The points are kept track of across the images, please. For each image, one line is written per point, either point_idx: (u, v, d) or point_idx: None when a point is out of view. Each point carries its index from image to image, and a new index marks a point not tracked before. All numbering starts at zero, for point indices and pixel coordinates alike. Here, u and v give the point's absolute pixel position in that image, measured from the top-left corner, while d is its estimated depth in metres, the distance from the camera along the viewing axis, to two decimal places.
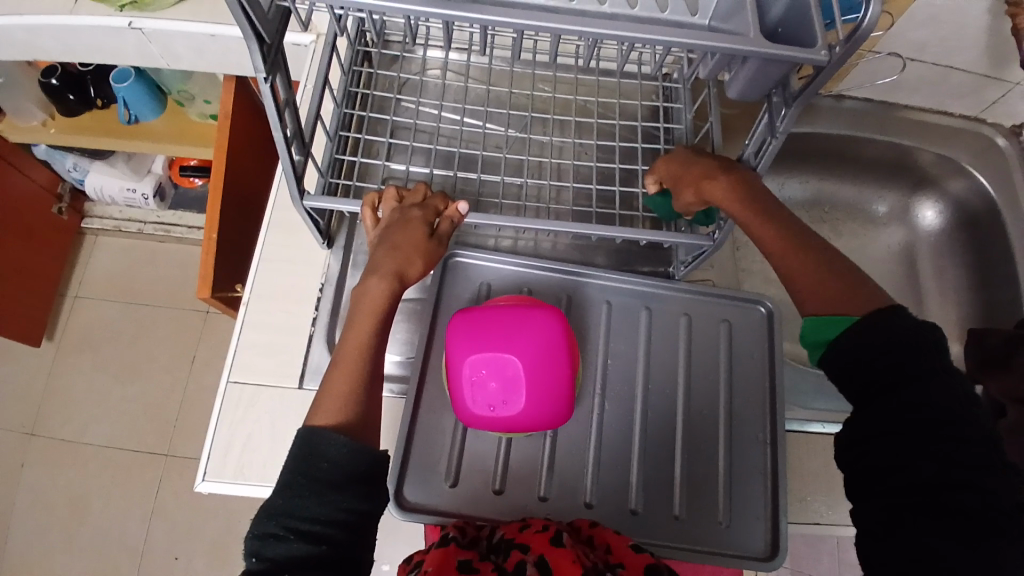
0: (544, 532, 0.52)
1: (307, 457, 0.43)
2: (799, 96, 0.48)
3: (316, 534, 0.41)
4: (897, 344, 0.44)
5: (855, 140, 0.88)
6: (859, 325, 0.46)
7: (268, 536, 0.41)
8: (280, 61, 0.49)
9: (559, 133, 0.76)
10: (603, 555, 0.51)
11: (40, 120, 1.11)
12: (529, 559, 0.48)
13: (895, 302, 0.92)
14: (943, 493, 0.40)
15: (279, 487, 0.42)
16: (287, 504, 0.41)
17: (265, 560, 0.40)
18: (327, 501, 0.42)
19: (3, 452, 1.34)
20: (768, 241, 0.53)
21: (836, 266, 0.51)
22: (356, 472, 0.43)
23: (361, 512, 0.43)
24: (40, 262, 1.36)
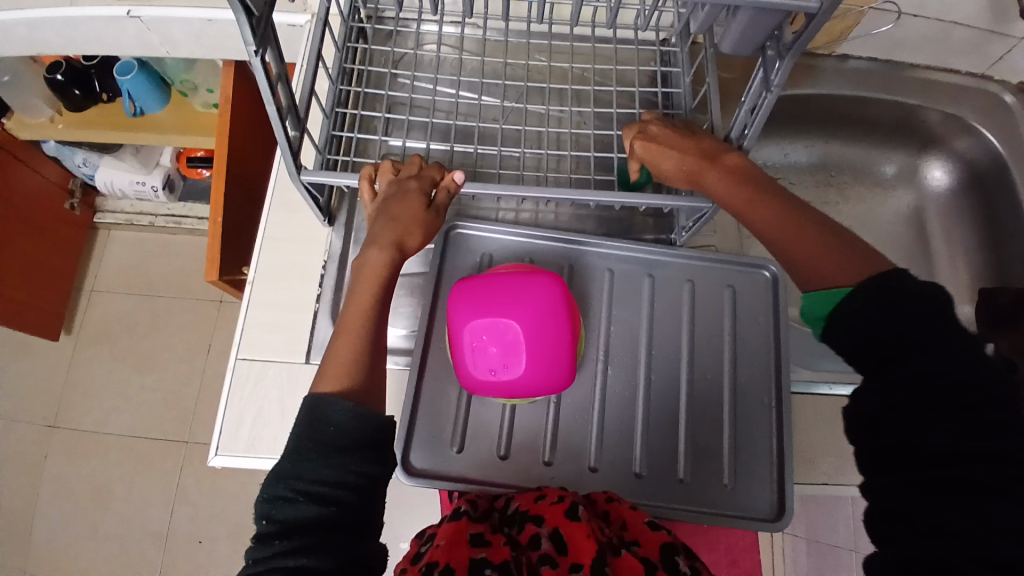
0: (560, 504, 0.52)
1: (313, 423, 0.44)
2: (793, 47, 0.47)
3: (323, 496, 0.41)
4: (902, 310, 0.42)
5: (860, 100, 0.86)
6: (857, 294, 0.44)
7: (279, 499, 0.41)
8: (271, 35, 0.49)
9: (557, 103, 0.76)
10: (619, 533, 0.51)
11: (48, 116, 1.12)
12: (543, 533, 0.49)
13: (905, 264, 0.91)
14: (959, 465, 0.38)
15: (286, 452, 0.43)
16: (295, 468, 0.42)
17: (276, 522, 0.41)
18: (333, 464, 0.42)
19: (29, 444, 1.38)
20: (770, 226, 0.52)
21: (841, 246, 0.49)
22: (361, 438, 0.44)
23: (368, 475, 0.43)
24: (54, 258, 1.39)
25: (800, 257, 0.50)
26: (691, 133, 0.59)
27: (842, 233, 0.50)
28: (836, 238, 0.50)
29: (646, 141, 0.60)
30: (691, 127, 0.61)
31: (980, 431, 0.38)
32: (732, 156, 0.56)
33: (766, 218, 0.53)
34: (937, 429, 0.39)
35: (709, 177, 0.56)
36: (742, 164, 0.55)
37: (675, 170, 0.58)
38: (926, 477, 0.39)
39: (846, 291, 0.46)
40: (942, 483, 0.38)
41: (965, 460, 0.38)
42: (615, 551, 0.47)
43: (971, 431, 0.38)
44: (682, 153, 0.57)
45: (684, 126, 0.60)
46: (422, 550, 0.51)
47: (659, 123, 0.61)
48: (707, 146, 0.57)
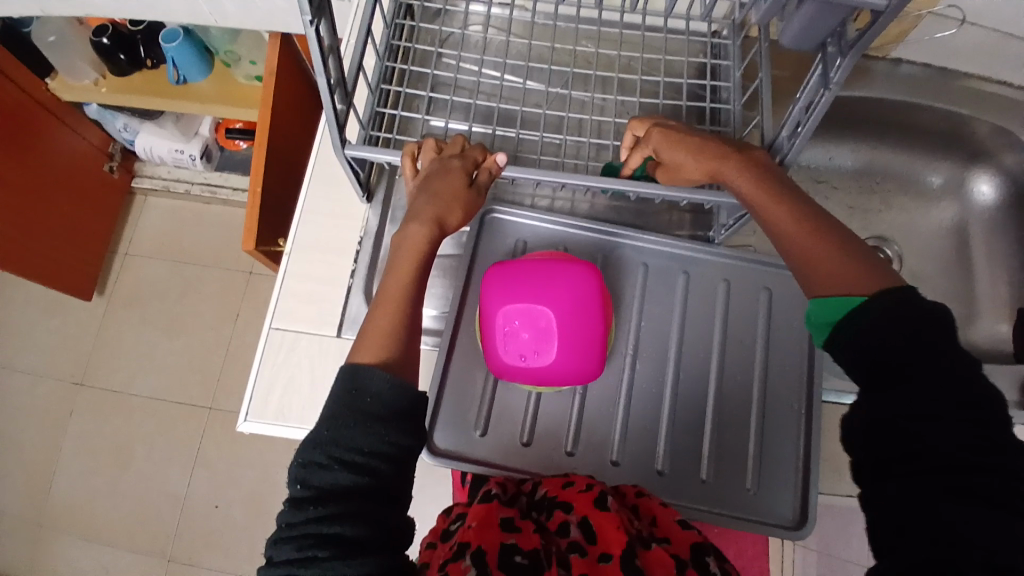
0: (589, 492, 0.52)
1: (350, 392, 0.44)
2: (856, 45, 0.46)
3: (359, 464, 0.42)
4: (907, 320, 0.41)
5: (913, 107, 0.83)
6: (869, 304, 0.43)
7: (314, 465, 0.41)
8: (326, 7, 0.49)
9: (601, 91, 0.75)
10: (648, 527, 0.51)
11: (92, 79, 1.14)
12: (572, 520, 0.49)
13: (945, 279, 0.88)
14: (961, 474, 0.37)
15: (324, 419, 0.43)
16: (332, 435, 0.42)
17: (311, 487, 0.41)
18: (371, 434, 0.42)
19: (55, 399, 1.42)
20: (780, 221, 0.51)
21: (851, 249, 0.48)
22: (399, 408, 0.44)
23: (403, 447, 0.44)
24: (90, 219, 1.42)
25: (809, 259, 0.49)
26: (709, 132, 0.59)
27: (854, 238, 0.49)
28: (845, 245, 0.49)
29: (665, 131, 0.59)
30: (705, 128, 0.61)
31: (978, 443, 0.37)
32: (752, 154, 0.56)
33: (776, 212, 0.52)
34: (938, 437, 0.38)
35: (729, 172, 0.55)
36: (761, 163, 0.55)
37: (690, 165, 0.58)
38: (931, 482, 0.37)
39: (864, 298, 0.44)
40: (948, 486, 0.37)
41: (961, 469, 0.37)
42: (643, 544, 0.48)
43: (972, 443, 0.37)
44: (701, 146, 0.57)
45: (699, 126, 0.61)
46: (451, 527, 0.51)
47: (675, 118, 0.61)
48: (727, 144, 0.57)
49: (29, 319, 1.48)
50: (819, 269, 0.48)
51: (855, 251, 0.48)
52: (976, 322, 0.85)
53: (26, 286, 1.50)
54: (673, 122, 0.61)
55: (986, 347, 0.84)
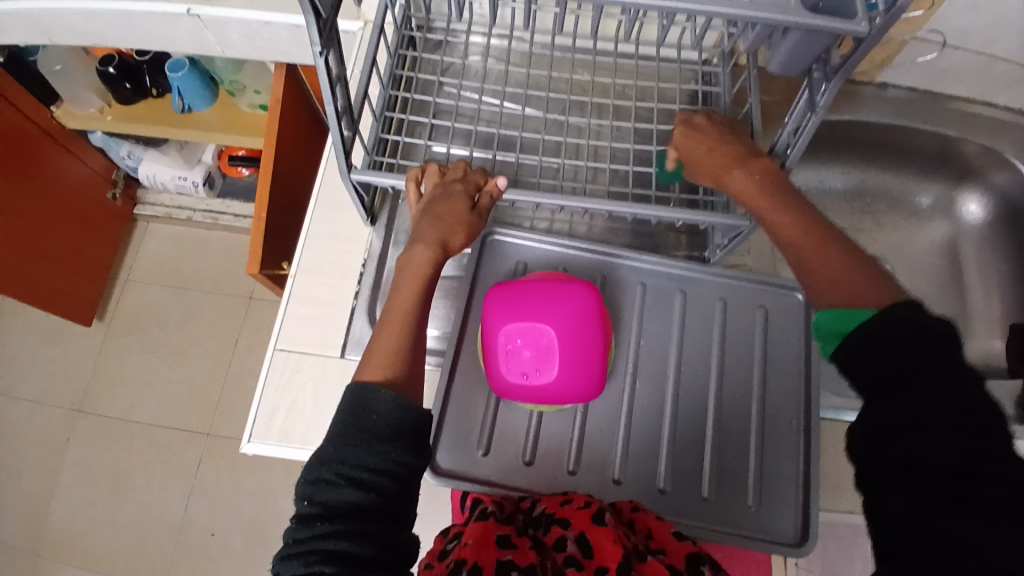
0: (586, 509, 0.53)
1: (355, 411, 0.45)
2: (839, 70, 0.48)
3: (364, 481, 0.42)
4: (911, 334, 0.41)
5: (900, 130, 0.86)
6: (876, 317, 0.43)
7: (321, 482, 0.42)
8: (334, 38, 0.51)
9: (598, 117, 0.77)
10: (645, 541, 0.52)
11: (97, 107, 1.16)
12: (570, 535, 0.50)
13: (938, 297, 0.90)
14: (963, 481, 0.36)
15: (330, 437, 0.44)
16: (338, 452, 0.43)
17: (317, 504, 0.42)
18: (376, 452, 0.43)
19: (54, 426, 1.41)
20: (792, 239, 0.53)
21: (860, 268, 0.49)
22: (403, 427, 0.45)
23: (407, 465, 0.44)
24: (93, 245, 1.43)
25: (821, 278, 0.50)
26: (735, 135, 0.60)
27: (867, 257, 0.50)
28: (858, 265, 0.49)
29: (689, 130, 0.62)
30: (738, 132, 0.62)
31: (985, 453, 0.37)
32: (766, 162, 0.57)
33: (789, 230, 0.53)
34: (938, 445, 0.38)
35: (739, 176, 0.57)
36: (771, 172, 0.56)
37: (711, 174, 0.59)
38: (934, 492, 0.37)
39: (871, 313, 0.44)
40: (951, 495, 0.36)
41: (963, 478, 0.36)
42: (640, 556, 0.48)
43: (978, 453, 0.37)
44: (718, 149, 0.59)
45: (731, 129, 0.62)
46: (448, 546, 0.52)
47: (707, 117, 0.63)
48: (744, 149, 0.58)
49: (29, 346, 1.48)
50: (831, 281, 0.49)
51: (868, 269, 0.48)
52: (969, 338, 0.87)
53: (27, 313, 1.50)
54: (703, 120, 0.63)
55: (980, 364, 0.85)
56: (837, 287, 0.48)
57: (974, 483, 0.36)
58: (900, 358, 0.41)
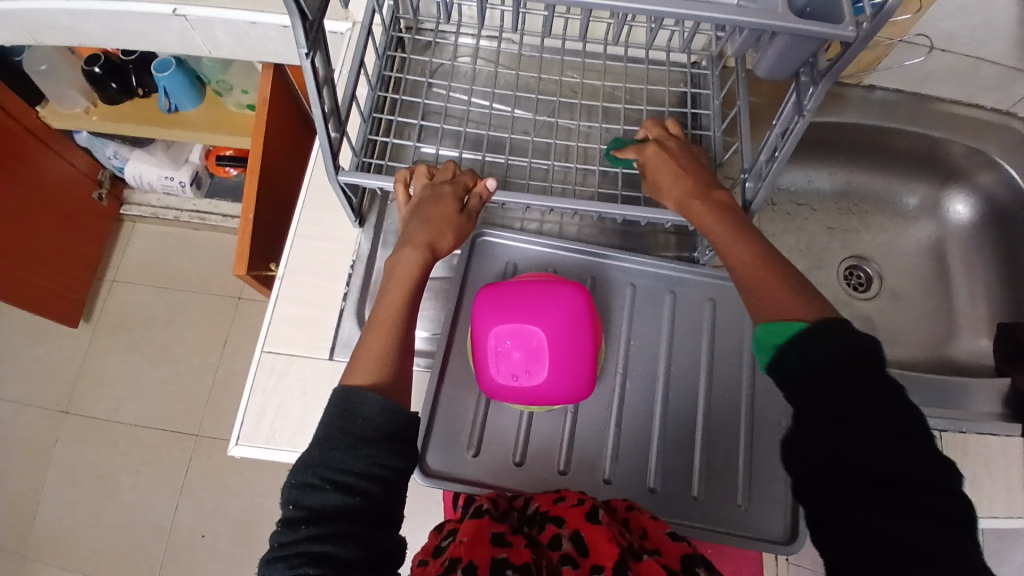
0: (580, 506, 0.53)
1: (342, 414, 0.45)
2: (826, 74, 0.48)
3: (350, 485, 0.42)
4: (842, 348, 0.43)
5: (885, 131, 0.87)
6: (808, 331, 0.44)
7: (306, 486, 0.42)
8: (321, 39, 0.51)
9: (587, 118, 0.78)
10: (639, 540, 0.52)
11: (83, 107, 1.15)
12: (565, 533, 0.50)
13: (923, 296, 0.91)
14: (908, 491, 0.38)
15: (317, 440, 0.44)
16: (324, 457, 0.42)
17: (303, 508, 0.42)
18: (361, 455, 0.43)
19: (39, 428, 1.39)
20: (738, 257, 0.53)
21: (794, 284, 0.49)
22: (390, 430, 0.44)
23: (394, 469, 0.44)
24: (78, 245, 1.41)
25: (759, 294, 0.50)
26: (699, 165, 0.62)
27: (801, 275, 0.51)
28: (793, 282, 0.50)
29: (659, 150, 0.63)
30: (703, 162, 0.63)
31: (922, 461, 0.38)
32: (721, 194, 0.59)
33: (736, 248, 0.54)
34: (882, 459, 0.39)
35: (695, 201, 0.58)
36: (726, 203, 0.57)
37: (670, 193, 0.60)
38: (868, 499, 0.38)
39: (801, 325, 0.45)
40: (899, 506, 0.37)
41: (910, 489, 0.38)
42: (635, 556, 0.48)
43: (915, 462, 0.38)
44: (681, 172, 0.60)
45: (698, 157, 0.63)
46: (441, 544, 0.52)
47: (678, 142, 0.64)
48: (705, 179, 0.60)
49: (12, 347, 1.46)
50: (765, 298, 0.49)
51: (803, 289, 0.49)
52: (954, 337, 0.88)
53: (10, 315, 1.48)
54: (674, 144, 0.64)
55: (965, 362, 0.86)
56: (770, 300, 0.49)
57: (918, 493, 0.37)
58: (837, 377, 0.42)
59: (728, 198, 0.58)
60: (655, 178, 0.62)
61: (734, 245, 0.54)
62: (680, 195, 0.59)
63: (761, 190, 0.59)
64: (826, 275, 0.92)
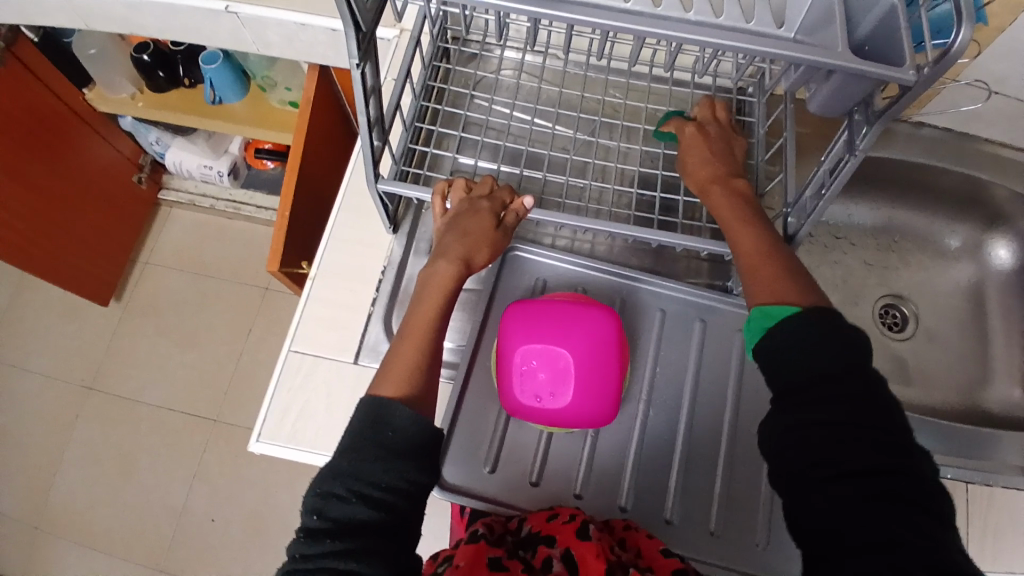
0: (571, 523, 0.56)
1: (372, 425, 0.45)
2: (882, 115, 0.47)
3: (377, 500, 0.42)
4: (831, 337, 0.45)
5: (931, 170, 0.85)
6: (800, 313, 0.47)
7: (333, 496, 0.42)
8: (372, 50, 0.52)
9: (627, 139, 0.77)
10: (633, 558, 0.55)
11: (130, 93, 1.18)
12: (556, 554, 0.53)
13: (959, 341, 0.88)
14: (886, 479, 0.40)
15: (344, 450, 0.44)
16: (353, 468, 0.43)
17: (327, 519, 0.41)
18: (391, 470, 0.43)
19: (64, 402, 1.43)
20: (744, 242, 0.55)
21: (792, 272, 0.52)
22: (419, 444, 0.45)
23: (419, 485, 0.45)
24: (116, 227, 1.45)
25: (758, 277, 0.52)
26: (731, 153, 0.63)
27: (800, 265, 0.52)
28: (792, 272, 0.52)
29: (697, 132, 0.65)
30: (737, 151, 0.64)
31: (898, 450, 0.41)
32: (743, 183, 0.60)
33: (744, 234, 0.56)
34: (860, 447, 0.41)
35: (715, 184, 0.60)
36: (744, 192, 0.59)
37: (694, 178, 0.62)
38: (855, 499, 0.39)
39: (796, 311, 0.47)
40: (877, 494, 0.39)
41: (886, 479, 0.40)
42: (623, 568, 0.52)
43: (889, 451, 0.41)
44: (711, 157, 0.62)
45: (733, 145, 0.64)
46: (439, 570, 0.55)
47: (718, 127, 0.66)
48: (730, 167, 0.62)
49: (44, 322, 1.50)
50: (763, 279, 0.52)
51: (797, 276, 0.51)
52: (989, 385, 0.85)
53: (45, 291, 1.52)
54: (713, 129, 0.65)
55: (999, 413, 0.83)
56: (768, 283, 0.51)
57: (894, 479, 0.40)
58: (823, 366, 0.44)
59: (746, 188, 0.60)
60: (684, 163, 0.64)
61: (742, 230, 0.56)
62: (702, 179, 0.61)
63: (803, 226, 0.58)
64: (860, 312, 0.90)
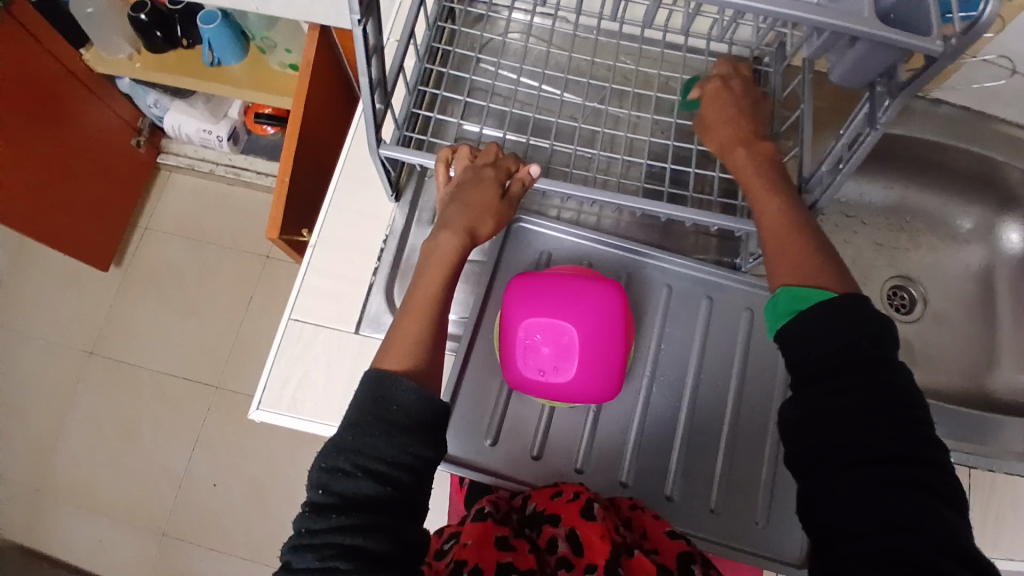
0: (575, 501, 0.56)
1: (375, 399, 0.44)
2: (905, 88, 0.45)
3: (382, 474, 0.41)
4: (861, 326, 0.45)
5: (948, 148, 0.82)
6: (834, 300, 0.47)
7: (337, 471, 0.41)
8: (374, 7, 0.49)
9: (637, 108, 0.75)
10: (637, 538, 0.56)
11: (127, 54, 1.15)
12: (561, 533, 0.54)
13: (967, 324, 0.87)
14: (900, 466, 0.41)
15: (347, 425, 0.43)
16: (356, 442, 0.42)
17: (332, 494, 0.41)
18: (394, 444, 0.42)
19: (65, 366, 1.43)
20: (772, 214, 0.55)
21: (823, 252, 0.52)
22: (422, 420, 0.44)
23: (425, 458, 0.43)
24: (116, 192, 1.43)
25: (788, 255, 0.52)
26: (755, 117, 0.61)
27: (829, 244, 0.53)
28: (820, 251, 0.52)
29: (717, 96, 0.62)
30: (760, 112, 0.62)
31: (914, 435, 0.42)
32: (770, 147, 0.59)
33: (772, 205, 0.55)
34: (875, 433, 0.42)
35: (742, 149, 0.59)
36: (771, 157, 0.58)
37: (720, 139, 0.60)
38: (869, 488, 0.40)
39: (828, 296, 0.47)
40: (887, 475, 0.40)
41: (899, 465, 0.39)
42: (628, 551, 0.53)
43: (905, 439, 0.41)
44: (735, 121, 0.61)
45: (755, 106, 0.62)
46: (446, 547, 0.57)
47: (739, 88, 0.63)
48: (755, 130, 0.60)
49: (43, 287, 1.48)
50: (792, 262, 0.51)
51: (826, 253, 0.51)
52: (995, 370, 0.84)
53: (44, 255, 1.51)
54: (734, 91, 0.63)
55: (1004, 398, 0.82)
56: (799, 263, 0.51)
57: (899, 467, 0.41)
58: (843, 353, 0.45)
59: (773, 154, 0.59)
60: (709, 121, 0.62)
61: (771, 201, 0.55)
62: (729, 141, 0.60)
63: (818, 202, 0.57)
64: (869, 293, 0.89)
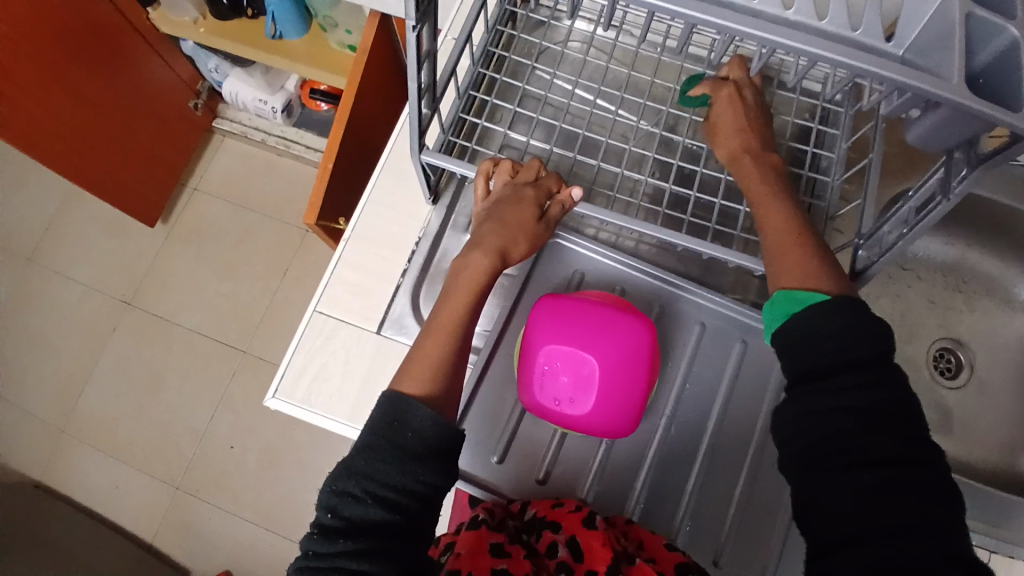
0: (576, 511, 0.56)
1: (391, 423, 0.43)
2: (988, 159, 0.42)
3: (391, 501, 0.41)
4: (855, 329, 0.42)
5: (1018, 212, 0.77)
6: (827, 300, 0.44)
7: (347, 495, 0.41)
8: (430, 12, 0.48)
9: (693, 134, 0.72)
10: (635, 548, 0.55)
11: (193, 17, 1.16)
12: (560, 539, 0.54)
13: (1016, 398, 0.81)
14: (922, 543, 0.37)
15: (360, 448, 0.42)
16: (368, 468, 0.41)
17: (340, 517, 0.41)
18: (406, 472, 0.42)
19: (104, 312, 1.48)
20: (767, 212, 0.53)
21: (819, 252, 0.49)
22: (436, 448, 0.43)
23: (435, 486, 0.43)
24: (169, 151, 1.46)
25: (783, 256, 0.49)
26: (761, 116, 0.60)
27: (826, 244, 0.50)
28: (817, 251, 0.49)
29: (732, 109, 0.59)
30: (768, 117, 0.61)
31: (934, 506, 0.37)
32: (771, 153, 0.58)
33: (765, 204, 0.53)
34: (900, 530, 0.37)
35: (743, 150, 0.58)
36: (773, 159, 0.57)
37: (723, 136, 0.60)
38: None
39: (824, 298, 0.44)
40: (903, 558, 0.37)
41: None
42: (629, 560, 0.53)
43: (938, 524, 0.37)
44: (743, 123, 0.59)
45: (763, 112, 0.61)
46: (442, 558, 0.57)
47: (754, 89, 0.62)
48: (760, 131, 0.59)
49: (92, 234, 1.53)
50: (790, 264, 0.49)
51: (824, 257, 0.48)
52: None
53: (95, 204, 1.55)
54: (749, 92, 0.61)
55: None
56: (795, 263, 0.48)
57: None
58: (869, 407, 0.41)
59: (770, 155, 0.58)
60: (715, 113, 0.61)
61: (765, 202, 0.53)
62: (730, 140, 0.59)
63: (876, 262, 0.53)
64: (915, 351, 0.84)
